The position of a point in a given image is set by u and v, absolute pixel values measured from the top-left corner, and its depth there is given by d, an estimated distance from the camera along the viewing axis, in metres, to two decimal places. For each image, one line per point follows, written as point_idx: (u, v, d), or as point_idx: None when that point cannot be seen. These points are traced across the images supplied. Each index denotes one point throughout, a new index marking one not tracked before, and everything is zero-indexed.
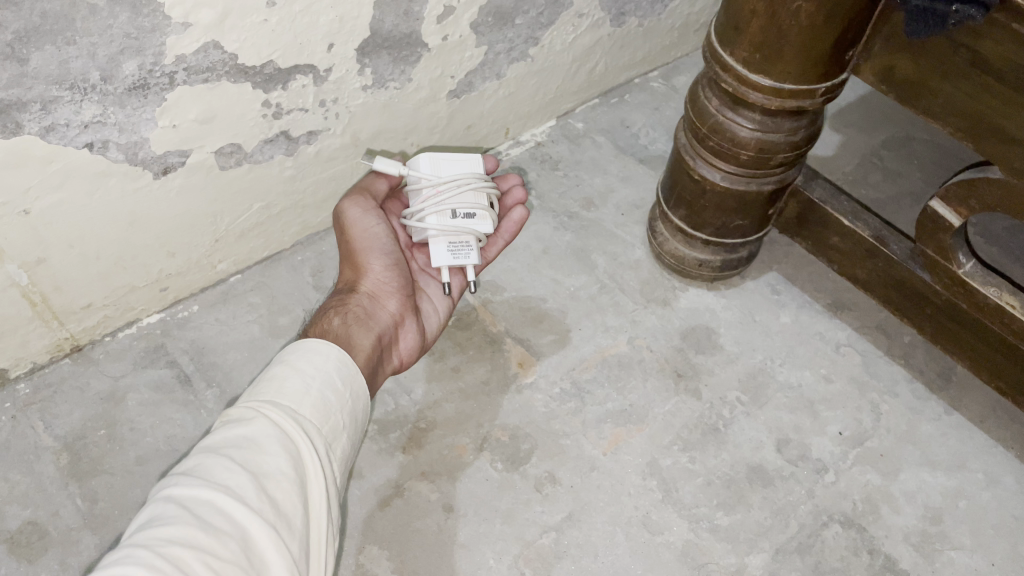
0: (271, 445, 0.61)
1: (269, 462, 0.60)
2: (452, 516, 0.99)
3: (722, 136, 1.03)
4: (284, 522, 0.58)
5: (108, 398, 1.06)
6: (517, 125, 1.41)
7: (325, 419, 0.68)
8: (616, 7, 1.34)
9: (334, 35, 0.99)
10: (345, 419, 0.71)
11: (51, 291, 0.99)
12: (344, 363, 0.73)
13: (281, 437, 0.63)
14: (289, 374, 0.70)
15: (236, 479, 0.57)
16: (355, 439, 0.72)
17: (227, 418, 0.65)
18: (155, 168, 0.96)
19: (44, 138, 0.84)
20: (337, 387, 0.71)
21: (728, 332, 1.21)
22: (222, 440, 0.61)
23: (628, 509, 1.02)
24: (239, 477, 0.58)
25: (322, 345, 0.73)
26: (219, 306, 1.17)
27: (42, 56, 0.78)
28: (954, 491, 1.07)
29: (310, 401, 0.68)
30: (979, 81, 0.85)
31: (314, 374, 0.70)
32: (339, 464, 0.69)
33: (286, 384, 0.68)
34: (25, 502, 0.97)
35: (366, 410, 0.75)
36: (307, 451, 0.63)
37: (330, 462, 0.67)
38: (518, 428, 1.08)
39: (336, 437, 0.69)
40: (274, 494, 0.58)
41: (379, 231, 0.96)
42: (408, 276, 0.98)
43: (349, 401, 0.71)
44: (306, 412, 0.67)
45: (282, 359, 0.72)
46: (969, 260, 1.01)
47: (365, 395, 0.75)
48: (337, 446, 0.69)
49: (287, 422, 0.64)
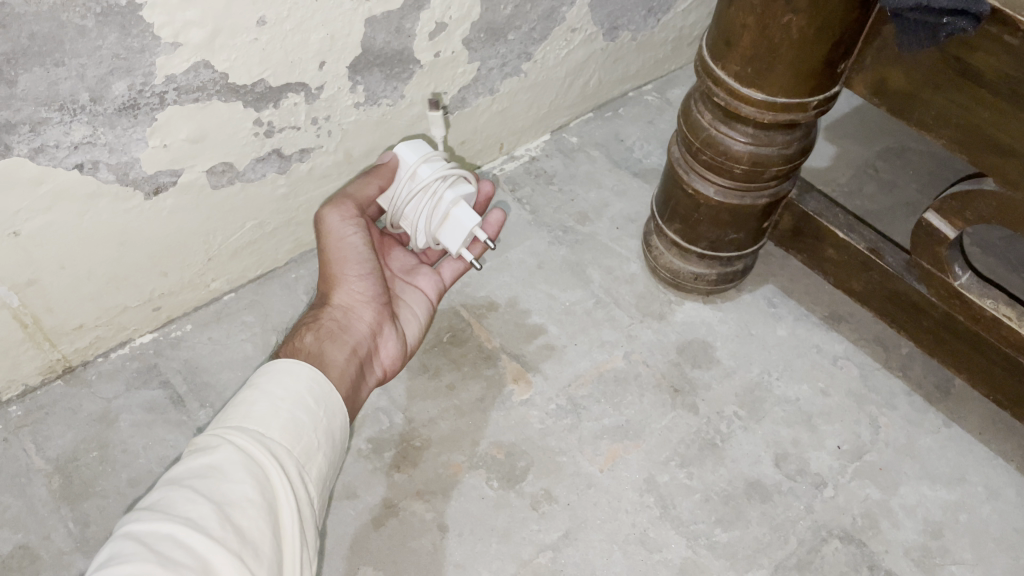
0: (236, 472, 0.59)
1: (234, 489, 0.58)
2: (447, 536, 0.98)
3: (715, 149, 1.03)
4: (254, 550, 0.56)
5: (101, 419, 1.05)
6: (512, 140, 1.41)
7: (296, 440, 0.66)
8: (609, 22, 1.34)
9: (325, 53, 0.99)
10: (320, 437, 0.69)
11: (43, 313, 0.99)
12: (316, 382, 0.71)
13: (248, 462, 0.61)
14: (256, 398, 0.68)
15: (199, 509, 0.55)
16: (333, 458, 0.70)
17: (193, 448, 0.63)
18: (147, 188, 0.96)
19: (33, 159, 0.84)
20: (308, 406, 0.69)
21: (725, 345, 1.21)
22: (185, 471, 0.59)
23: (625, 526, 1.01)
24: (202, 508, 0.56)
25: (291, 365, 0.72)
26: (212, 325, 1.16)
27: (30, 77, 0.78)
28: (955, 504, 1.06)
29: (278, 423, 0.66)
30: (970, 93, 0.85)
31: (282, 396, 0.68)
32: (317, 485, 0.67)
33: (253, 409, 0.66)
34: (16, 526, 0.96)
35: (345, 426, 0.73)
36: (277, 474, 0.61)
37: (305, 484, 0.65)
38: (514, 445, 1.07)
39: (311, 457, 0.67)
40: (240, 522, 0.56)
41: (358, 240, 0.92)
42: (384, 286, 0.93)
43: (323, 419, 0.70)
44: (274, 436, 0.65)
45: (251, 383, 0.70)
46: (965, 272, 1.01)
47: (341, 412, 0.73)
48: (313, 467, 0.67)
49: (253, 447, 0.62)
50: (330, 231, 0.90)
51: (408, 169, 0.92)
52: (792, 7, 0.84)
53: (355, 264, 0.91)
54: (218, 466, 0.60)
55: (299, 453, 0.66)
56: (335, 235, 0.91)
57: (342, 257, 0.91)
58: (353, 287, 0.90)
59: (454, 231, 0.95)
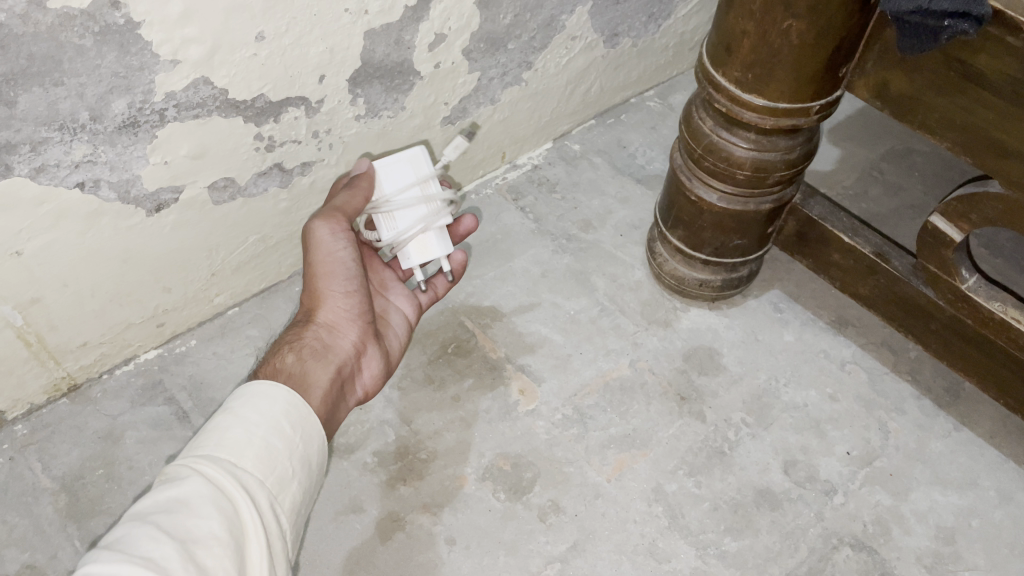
0: (204, 506, 0.59)
1: (200, 526, 0.57)
2: (454, 548, 0.98)
3: (717, 156, 1.03)
4: None
5: (106, 436, 1.05)
6: (514, 149, 1.41)
7: (268, 470, 0.66)
8: (609, 28, 1.34)
9: (325, 67, 0.99)
10: (295, 465, 0.68)
11: (47, 331, 0.99)
12: (292, 406, 0.71)
13: (218, 497, 0.60)
14: (230, 423, 0.67)
15: (161, 548, 0.54)
16: (309, 484, 0.70)
17: (163, 477, 0.62)
18: (148, 205, 0.96)
19: (35, 179, 0.84)
20: (284, 433, 0.69)
21: (731, 352, 1.20)
22: (151, 506, 0.59)
23: (633, 536, 1.00)
24: (166, 547, 0.55)
25: (268, 388, 0.71)
26: (217, 340, 1.16)
27: (30, 98, 0.78)
28: (967, 509, 1.05)
29: (252, 452, 0.66)
30: (974, 95, 0.84)
31: (258, 421, 0.68)
32: (288, 514, 0.67)
33: (226, 437, 0.66)
34: (23, 545, 0.96)
35: (322, 450, 0.73)
36: (246, 508, 0.61)
37: (277, 515, 0.65)
38: (521, 456, 1.06)
39: (285, 486, 0.67)
40: (204, 560, 0.56)
41: (347, 255, 0.88)
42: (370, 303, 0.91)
43: (299, 446, 0.69)
44: (247, 465, 0.65)
45: (225, 407, 0.69)
46: (972, 275, 1.00)
47: (319, 436, 0.72)
48: (286, 497, 0.67)
49: (224, 479, 0.62)
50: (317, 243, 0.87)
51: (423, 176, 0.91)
52: (791, 12, 0.84)
53: (341, 280, 0.88)
54: (185, 500, 0.59)
55: (271, 483, 0.66)
56: (324, 248, 0.87)
57: (329, 270, 0.88)
58: (338, 305, 0.88)
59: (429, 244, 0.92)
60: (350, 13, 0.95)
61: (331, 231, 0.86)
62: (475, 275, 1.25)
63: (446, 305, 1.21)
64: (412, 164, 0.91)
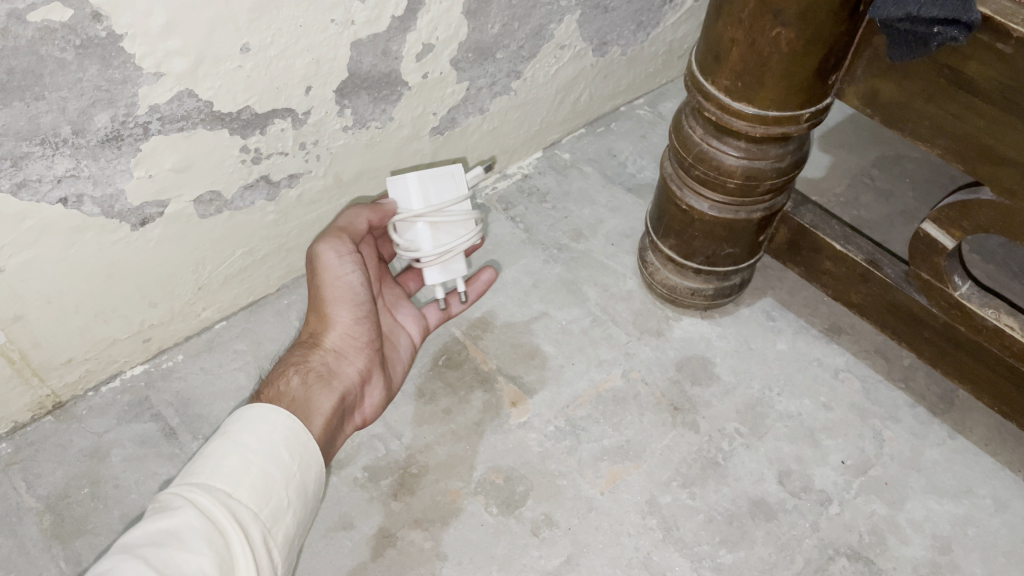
0: (195, 540, 0.58)
1: (190, 561, 0.56)
2: (446, 564, 0.97)
3: (708, 165, 1.02)
4: None
5: (92, 454, 1.04)
6: (503, 158, 1.40)
7: (263, 502, 0.65)
8: (598, 37, 1.33)
9: (311, 78, 0.98)
10: (291, 496, 0.68)
11: (30, 348, 0.97)
12: (292, 434, 0.71)
13: (211, 530, 0.59)
14: (228, 450, 0.67)
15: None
16: (303, 516, 0.70)
17: (156, 505, 0.61)
18: (133, 219, 0.95)
19: (16, 194, 0.83)
20: (280, 461, 0.68)
21: (724, 361, 1.19)
22: (143, 536, 0.58)
23: (628, 550, 0.99)
24: None
25: (268, 413, 0.71)
26: (204, 354, 1.15)
27: (10, 113, 0.76)
28: (963, 518, 1.04)
29: (247, 481, 0.65)
30: (964, 102, 0.83)
31: (255, 449, 0.68)
32: (281, 547, 0.66)
33: (222, 464, 0.65)
34: (6, 567, 0.94)
35: (317, 479, 0.72)
36: (239, 543, 0.60)
37: (269, 549, 0.64)
38: (513, 469, 1.05)
39: (278, 518, 0.66)
40: None
41: (355, 280, 0.89)
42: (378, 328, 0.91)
43: (296, 476, 0.69)
44: (241, 496, 0.64)
45: (223, 432, 0.69)
46: (964, 282, 0.99)
47: (316, 466, 0.72)
48: (278, 529, 0.66)
49: (219, 511, 0.61)
50: (327, 269, 0.88)
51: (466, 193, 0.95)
52: (781, 20, 0.83)
53: (348, 305, 0.88)
54: (177, 532, 0.58)
55: (265, 515, 0.65)
56: (332, 272, 0.87)
57: (337, 296, 0.88)
58: (344, 331, 0.88)
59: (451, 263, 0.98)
60: (336, 23, 0.94)
61: (338, 254, 0.88)
62: None
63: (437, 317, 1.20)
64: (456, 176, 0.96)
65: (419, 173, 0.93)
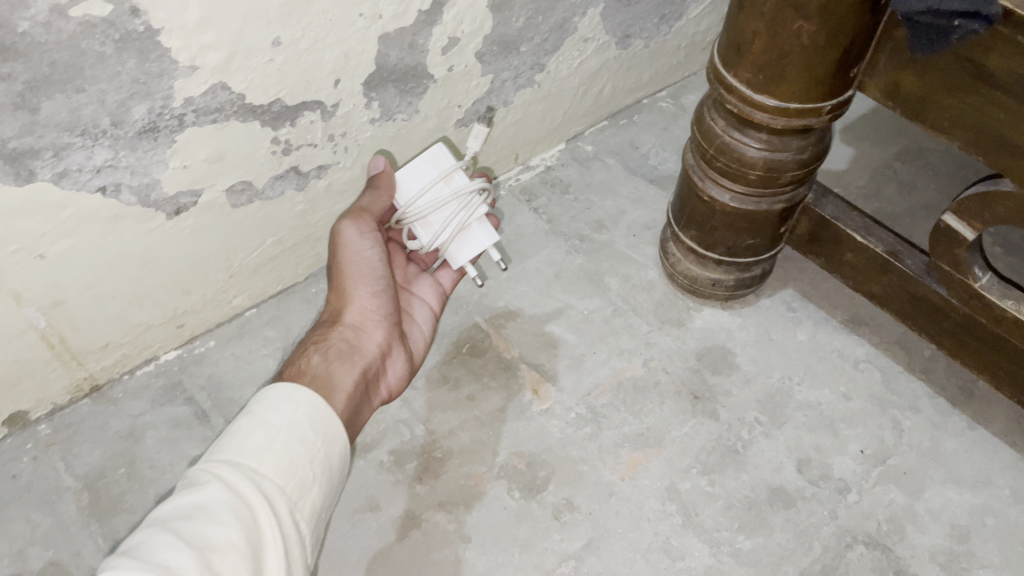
0: (223, 512, 0.61)
1: (218, 532, 0.60)
2: (469, 546, 0.99)
3: (729, 156, 1.03)
4: None
5: (127, 436, 1.07)
6: (526, 150, 1.42)
7: (288, 476, 0.68)
8: (621, 30, 1.34)
9: (340, 71, 1.00)
10: (316, 470, 0.70)
11: (69, 332, 1.01)
12: (313, 412, 0.73)
13: (238, 503, 0.62)
14: (253, 428, 0.70)
15: (180, 556, 0.56)
16: (329, 489, 0.72)
17: (184, 482, 0.65)
18: (167, 208, 0.98)
19: (57, 183, 0.86)
20: (304, 438, 0.71)
21: (744, 351, 1.20)
22: (173, 512, 0.61)
23: (647, 534, 1.01)
24: (183, 551, 0.57)
25: (290, 391, 0.73)
26: (235, 341, 1.18)
27: (52, 105, 0.79)
28: (982, 507, 1.05)
29: (272, 457, 0.68)
30: (984, 94, 0.84)
31: (279, 427, 0.70)
32: (309, 520, 0.69)
33: (248, 442, 0.68)
34: (46, 543, 0.98)
35: (342, 454, 0.75)
36: (266, 516, 0.63)
37: (296, 521, 0.67)
38: (535, 455, 1.07)
39: (304, 492, 0.68)
40: (222, 566, 0.58)
41: (372, 255, 0.94)
42: (395, 303, 0.96)
43: (320, 451, 0.71)
44: (267, 471, 0.67)
45: (249, 410, 0.72)
46: (986, 273, 0.99)
47: (340, 441, 0.74)
48: (306, 502, 0.68)
49: (244, 487, 0.64)
50: (346, 245, 0.92)
51: (447, 171, 0.95)
52: (802, 13, 0.84)
53: (366, 280, 0.93)
54: (206, 506, 0.61)
55: (291, 488, 0.67)
56: (353, 249, 0.92)
57: (355, 271, 0.93)
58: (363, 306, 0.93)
59: (470, 245, 1.00)
60: (364, 17, 0.97)
61: (359, 231, 0.92)
62: (489, 276, 1.27)
63: (460, 307, 1.23)
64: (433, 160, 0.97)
65: (402, 175, 0.98)
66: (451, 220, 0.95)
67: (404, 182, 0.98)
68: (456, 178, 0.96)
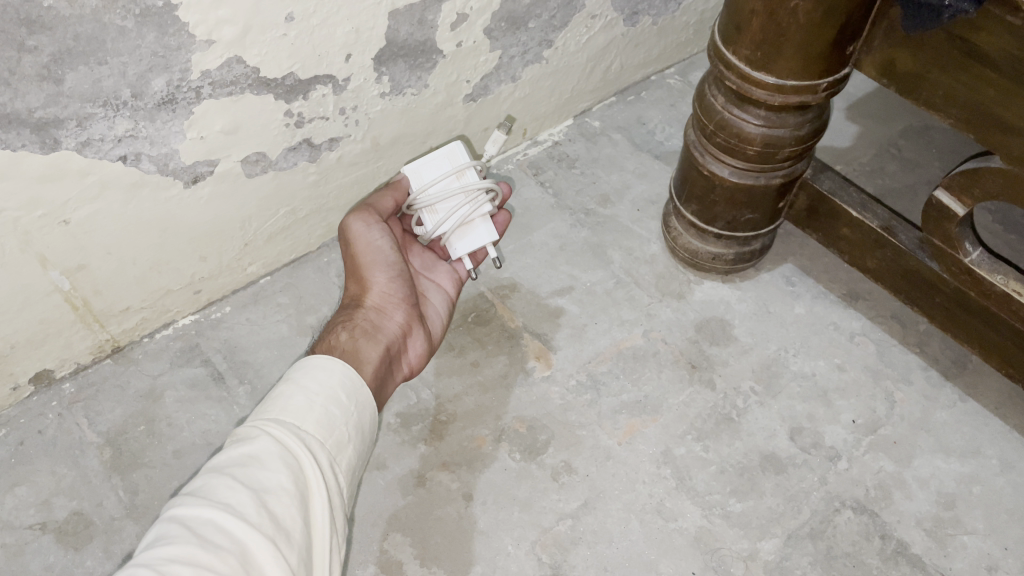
0: (273, 461, 0.66)
1: (270, 478, 0.64)
2: (471, 504, 1.04)
3: (728, 132, 1.06)
4: (287, 535, 0.62)
5: (147, 395, 1.12)
6: (535, 125, 1.45)
7: (328, 433, 0.72)
8: (629, 7, 1.37)
9: (351, 46, 1.03)
10: (351, 431, 0.75)
11: (92, 295, 1.06)
12: (347, 377, 0.78)
13: (285, 454, 0.67)
14: (293, 391, 0.74)
15: (237, 496, 0.62)
16: (361, 449, 0.77)
17: (234, 437, 0.69)
18: (185, 177, 1.02)
19: (81, 152, 0.90)
20: (341, 401, 0.76)
21: (743, 323, 1.24)
22: (227, 459, 0.66)
23: (642, 496, 1.05)
24: (240, 495, 0.62)
25: (325, 360, 0.78)
26: (250, 306, 1.22)
27: (76, 76, 0.83)
28: (969, 476, 1.08)
29: (313, 417, 0.72)
30: (976, 72, 0.86)
31: (318, 390, 0.75)
32: (346, 475, 0.74)
33: (290, 403, 0.73)
34: (71, 494, 1.03)
35: (373, 418, 0.80)
36: (310, 465, 0.68)
37: (335, 475, 0.71)
38: (536, 419, 1.11)
39: (342, 450, 0.73)
40: (275, 508, 0.63)
41: (383, 244, 0.99)
42: (413, 286, 1.01)
43: (354, 414, 0.76)
44: (309, 429, 0.71)
45: (288, 377, 0.77)
46: (976, 248, 1.02)
47: (370, 406, 0.79)
48: (343, 458, 0.73)
49: (290, 440, 0.68)
50: (355, 237, 0.98)
51: (460, 167, 1.02)
52: None
53: (382, 266, 0.98)
54: (256, 455, 0.66)
55: (330, 445, 0.72)
56: (363, 240, 0.98)
57: (371, 260, 0.98)
58: (382, 290, 0.97)
59: (470, 241, 1.05)
60: None
61: (366, 224, 0.99)
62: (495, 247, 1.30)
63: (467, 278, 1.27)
64: (448, 157, 1.04)
65: (417, 164, 1.04)
66: (455, 211, 1.01)
67: (418, 168, 1.04)
68: (467, 174, 1.03)
